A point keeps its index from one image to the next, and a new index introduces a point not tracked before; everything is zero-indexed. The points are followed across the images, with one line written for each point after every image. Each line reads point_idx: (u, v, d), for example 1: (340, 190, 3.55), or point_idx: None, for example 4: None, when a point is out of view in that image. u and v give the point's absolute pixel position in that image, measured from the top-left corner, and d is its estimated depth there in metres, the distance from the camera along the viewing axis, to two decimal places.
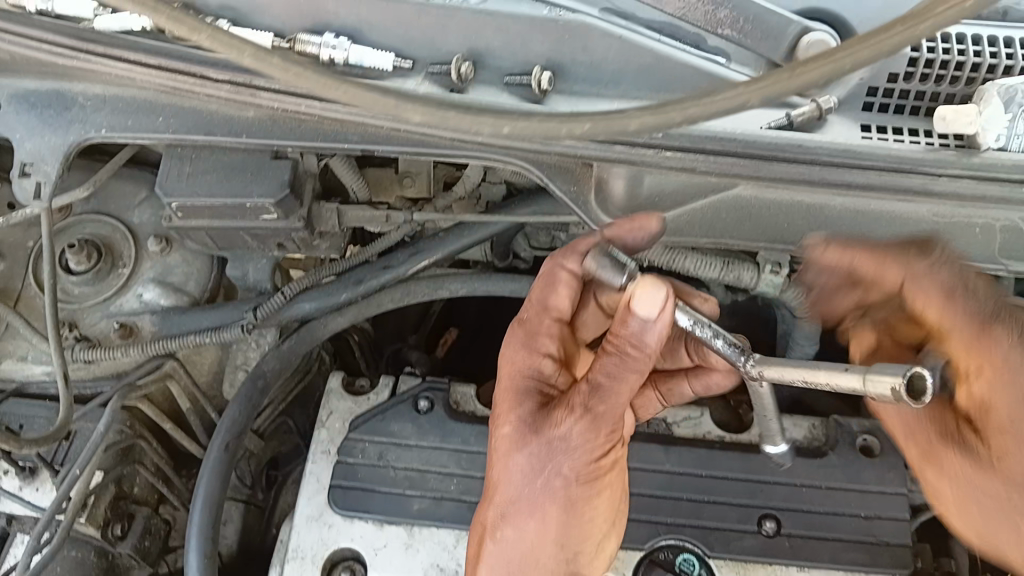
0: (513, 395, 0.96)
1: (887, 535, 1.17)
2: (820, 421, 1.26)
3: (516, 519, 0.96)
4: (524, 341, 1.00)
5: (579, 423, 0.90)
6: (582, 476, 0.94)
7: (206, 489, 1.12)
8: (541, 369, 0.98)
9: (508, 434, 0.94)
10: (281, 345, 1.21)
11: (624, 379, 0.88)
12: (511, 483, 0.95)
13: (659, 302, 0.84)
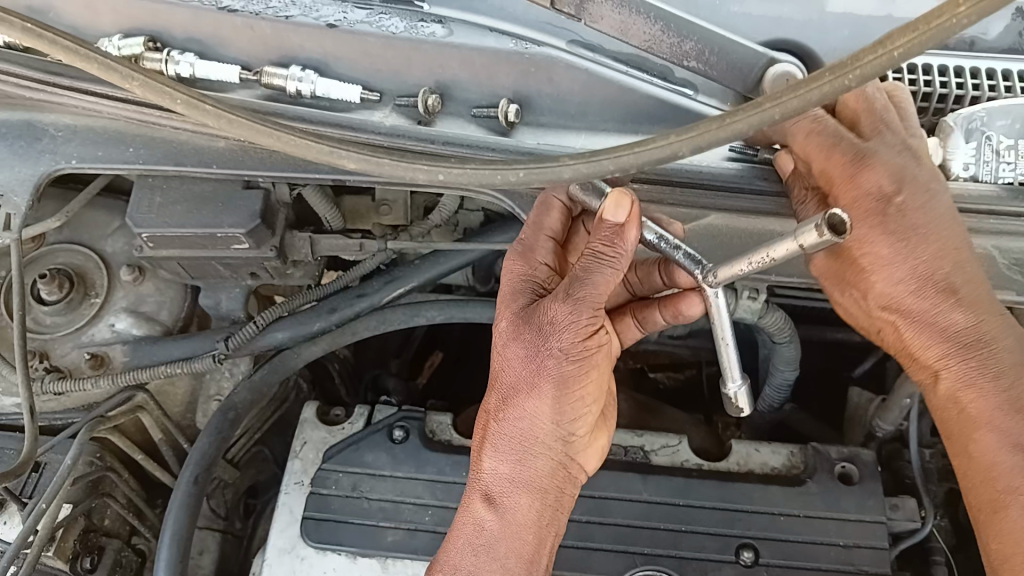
0: (509, 302, 0.97)
1: (866, 564, 1.16)
2: (799, 448, 1.25)
3: (515, 403, 0.94)
4: (522, 257, 0.98)
5: (568, 306, 0.90)
6: (575, 359, 0.92)
7: (174, 521, 1.10)
8: (537, 275, 0.97)
9: (505, 326, 0.95)
10: (254, 375, 1.21)
11: (602, 266, 0.88)
12: (510, 370, 0.94)
13: (627, 204, 0.86)
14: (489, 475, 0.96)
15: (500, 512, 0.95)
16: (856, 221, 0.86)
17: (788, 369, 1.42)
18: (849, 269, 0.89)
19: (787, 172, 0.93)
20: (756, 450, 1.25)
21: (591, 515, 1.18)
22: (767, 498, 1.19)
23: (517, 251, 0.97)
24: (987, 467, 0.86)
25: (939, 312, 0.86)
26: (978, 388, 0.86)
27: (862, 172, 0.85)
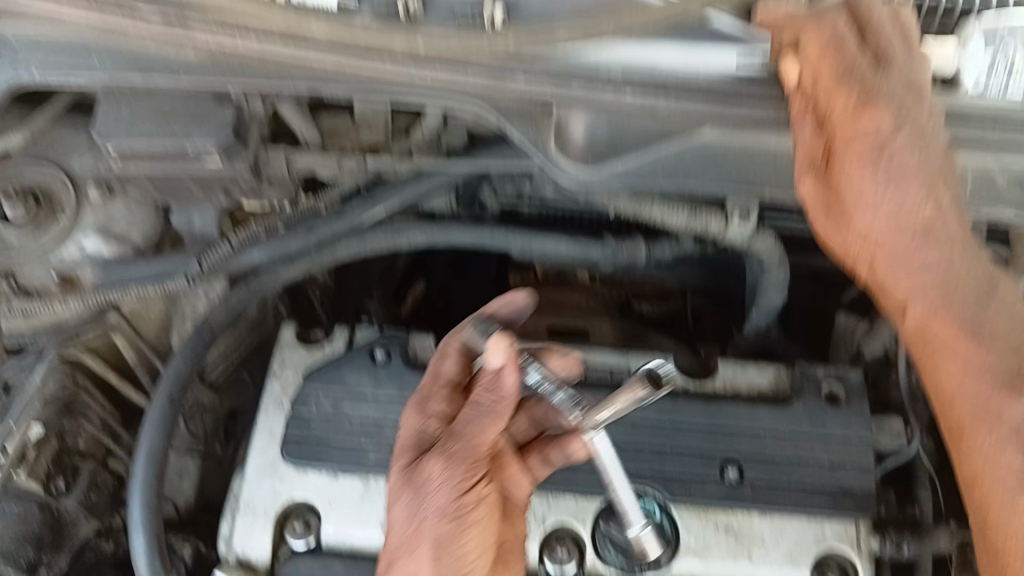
0: (400, 458, 0.99)
1: (853, 483, 1.15)
2: (785, 369, 1.24)
3: (398, 566, 0.93)
4: (415, 411, 1.02)
5: (444, 469, 0.93)
6: (450, 523, 0.93)
7: (149, 440, 1.10)
8: (428, 412, 1.01)
9: (393, 485, 0.98)
10: (230, 297, 1.19)
11: (477, 421, 0.95)
12: (396, 515, 0.95)
13: (505, 346, 0.95)
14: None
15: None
16: (852, 160, 0.83)
17: (775, 293, 1.40)
18: (834, 205, 0.86)
19: (792, 83, 0.84)
20: (741, 370, 1.24)
21: None
22: (751, 416, 1.19)
23: (415, 408, 1.02)
24: (950, 394, 0.87)
25: (915, 250, 0.84)
26: (943, 319, 0.85)
27: (867, 107, 0.81)
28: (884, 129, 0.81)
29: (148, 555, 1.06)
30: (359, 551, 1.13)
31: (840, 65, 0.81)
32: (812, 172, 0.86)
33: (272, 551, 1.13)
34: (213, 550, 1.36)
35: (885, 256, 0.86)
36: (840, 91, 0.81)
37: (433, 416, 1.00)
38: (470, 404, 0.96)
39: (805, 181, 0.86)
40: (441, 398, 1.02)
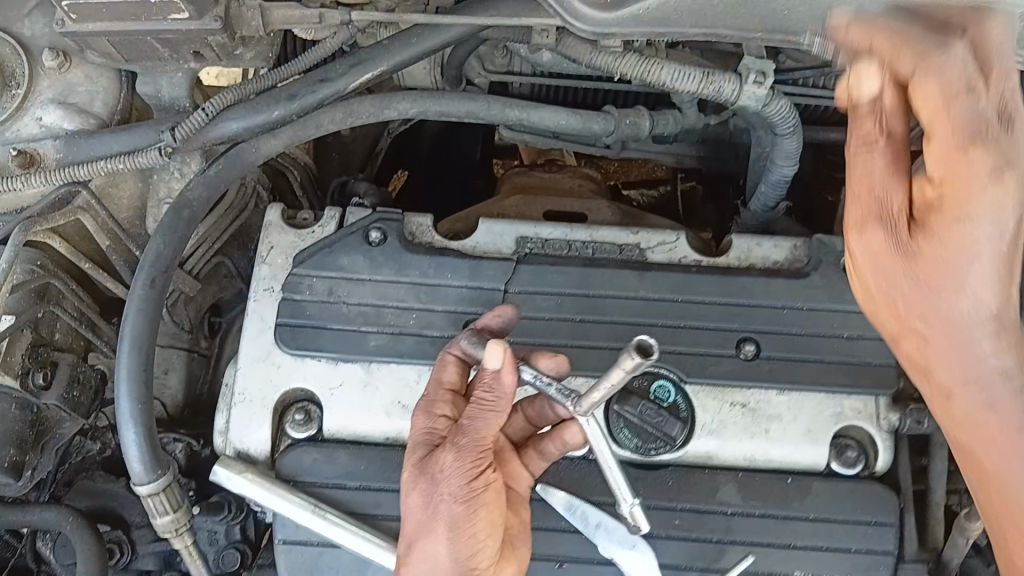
0: (410, 452, 0.92)
1: (870, 355, 1.12)
2: (803, 241, 1.18)
3: (418, 550, 0.88)
4: (421, 409, 0.94)
5: (455, 456, 0.87)
6: (466, 505, 0.87)
7: (133, 328, 1.01)
8: (431, 411, 0.93)
9: (406, 472, 0.91)
10: (208, 171, 1.08)
11: (483, 418, 0.88)
12: (410, 503, 0.90)
13: (504, 351, 0.87)
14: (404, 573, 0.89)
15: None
16: (958, 248, 0.67)
17: (789, 164, 1.32)
18: (904, 251, 0.70)
19: (869, 86, 0.67)
20: (758, 244, 1.18)
21: (586, 315, 1.11)
22: (768, 291, 1.13)
23: (421, 406, 0.94)
24: (1001, 486, 0.75)
25: (982, 340, 0.71)
26: (1000, 398, 0.72)
27: (977, 123, 0.63)
28: (997, 200, 0.65)
29: (141, 449, 0.99)
30: (362, 440, 1.10)
31: (963, 103, 0.63)
32: (883, 222, 0.70)
33: (271, 442, 1.09)
34: (205, 445, 1.31)
35: (969, 343, 0.71)
36: (974, 157, 0.64)
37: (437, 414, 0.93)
38: (473, 401, 0.89)
39: (876, 235, 0.71)
40: (443, 394, 0.94)
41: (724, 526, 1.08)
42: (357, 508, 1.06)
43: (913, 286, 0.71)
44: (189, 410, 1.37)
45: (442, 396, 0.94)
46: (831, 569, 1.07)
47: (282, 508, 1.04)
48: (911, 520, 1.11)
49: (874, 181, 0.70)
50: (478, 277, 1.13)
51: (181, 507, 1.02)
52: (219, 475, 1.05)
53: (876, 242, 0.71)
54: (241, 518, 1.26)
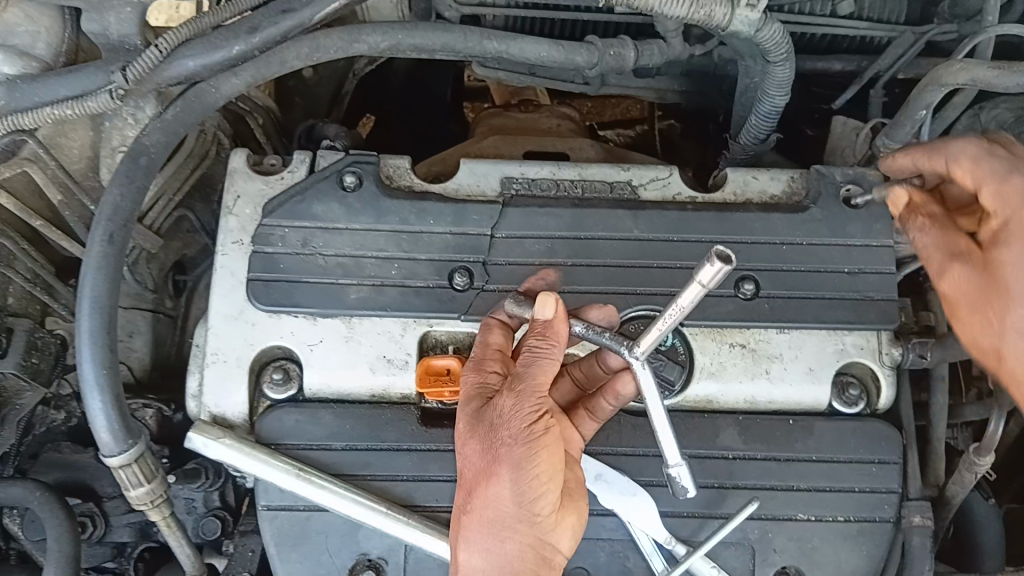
0: (464, 406, 0.91)
1: (872, 290, 1.08)
2: (800, 173, 1.14)
3: (479, 499, 0.87)
4: (472, 366, 0.93)
5: (514, 401, 0.87)
6: (527, 448, 0.85)
7: (93, 289, 0.93)
8: (483, 366, 0.92)
9: (461, 428, 0.90)
10: (164, 114, 1.00)
11: (539, 365, 0.88)
12: (469, 454, 0.88)
13: (554, 301, 0.88)
14: (467, 524, 0.88)
15: (475, 548, 0.87)
16: (1015, 254, 0.82)
17: (779, 94, 1.27)
18: (992, 281, 0.84)
19: (903, 204, 0.94)
20: (754, 178, 1.13)
21: (577, 259, 1.06)
22: (767, 227, 1.08)
23: (472, 364, 0.93)
24: None
25: None
26: None
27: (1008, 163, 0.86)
28: None
29: (109, 418, 0.92)
30: (346, 398, 1.04)
31: (992, 160, 0.87)
32: (960, 261, 0.86)
33: (249, 405, 1.03)
34: (177, 410, 1.25)
35: None
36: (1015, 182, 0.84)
37: (489, 370, 0.91)
38: (527, 349, 0.89)
39: (954, 272, 0.86)
40: (493, 353, 0.93)
41: (727, 472, 1.04)
42: (344, 469, 1.01)
43: (993, 300, 0.84)
44: (159, 373, 1.31)
45: (493, 354, 0.93)
46: (836, 510, 1.04)
47: (264, 474, 0.98)
48: (915, 457, 1.07)
49: (957, 236, 0.88)
50: (463, 222, 1.07)
51: (156, 478, 0.95)
52: (195, 441, 0.98)
53: (960, 277, 0.86)
54: (220, 484, 1.20)
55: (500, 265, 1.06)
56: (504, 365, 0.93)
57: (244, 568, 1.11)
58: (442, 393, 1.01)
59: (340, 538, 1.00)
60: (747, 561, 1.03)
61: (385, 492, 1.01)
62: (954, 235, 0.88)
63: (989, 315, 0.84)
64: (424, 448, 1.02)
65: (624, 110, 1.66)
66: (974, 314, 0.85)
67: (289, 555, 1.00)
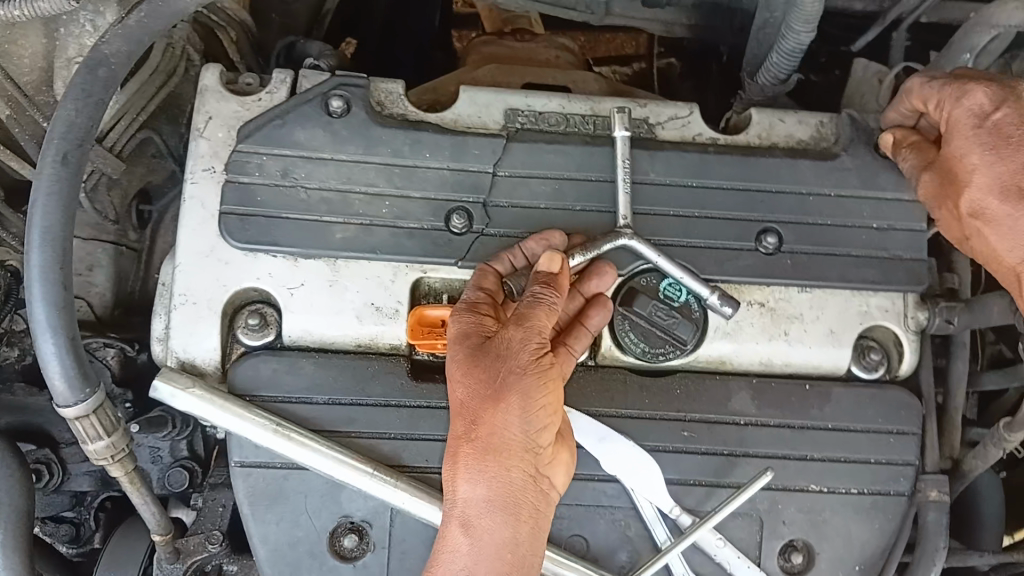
0: (455, 344, 0.82)
1: (900, 249, 1.01)
2: (829, 117, 1.05)
3: (483, 428, 0.78)
4: (462, 304, 0.83)
5: (523, 333, 0.79)
6: (539, 376, 0.78)
7: (43, 217, 0.81)
8: (476, 303, 0.83)
9: (452, 365, 0.81)
10: (126, 19, 0.87)
11: (546, 300, 0.81)
12: (468, 387, 0.80)
13: (560, 258, 0.83)
14: (466, 455, 0.79)
15: (477, 479, 0.79)
16: (957, 147, 0.91)
17: (805, 31, 1.14)
18: (947, 182, 0.93)
19: (886, 143, 1.00)
20: (780, 121, 1.04)
21: (587, 203, 0.97)
22: (794, 176, 1.00)
23: (462, 303, 0.83)
24: None
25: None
26: None
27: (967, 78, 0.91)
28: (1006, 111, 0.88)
29: (64, 364, 0.81)
30: (329, 347, 0.95)
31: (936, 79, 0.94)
32: (927, 171, 0.96)
33: (221, 352, 0.94)
34: (141, 351, 1.16)
35: (992, 224, 0.89)
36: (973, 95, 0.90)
37: (483, 306, 0.83)
38: (532, 294, 0.81)
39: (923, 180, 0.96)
40: (486, 291, 0.85)
41: (737, 438, 0.97)
42: (324, 425, 0.92)
43: (944, 198, 0.94)
44: (121, 311, 1.20)
45: (486, 293, 0.84)
46: (850, 482, 0.98)
47: (238, 428, 0.89)
48: (934, 429, 1.02)
49: (917, 151, 0.97)
50: (462, 157, 0.97)
51: (117, 431, 0.85)
52: (161, 391, 0.89)
53: (929, 185, 0.96)
54: (188, 433, 1.12)
55: (501, 206, 0.96)
56: (496, 309, 0.84)
57: (214, 523, 1.02)
58: (435, 344, 0.93)
59: (320, 498, 0.93)
60: (754, 533, 0.97)
61: (370, 451, 0.92)
62: (914, 149, 0.98)
63: (951, 207, 0.94)
64: (415, 406, 0.94)
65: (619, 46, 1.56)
66: (982, 223, 0.90)
67: (263, 516, 0.92)
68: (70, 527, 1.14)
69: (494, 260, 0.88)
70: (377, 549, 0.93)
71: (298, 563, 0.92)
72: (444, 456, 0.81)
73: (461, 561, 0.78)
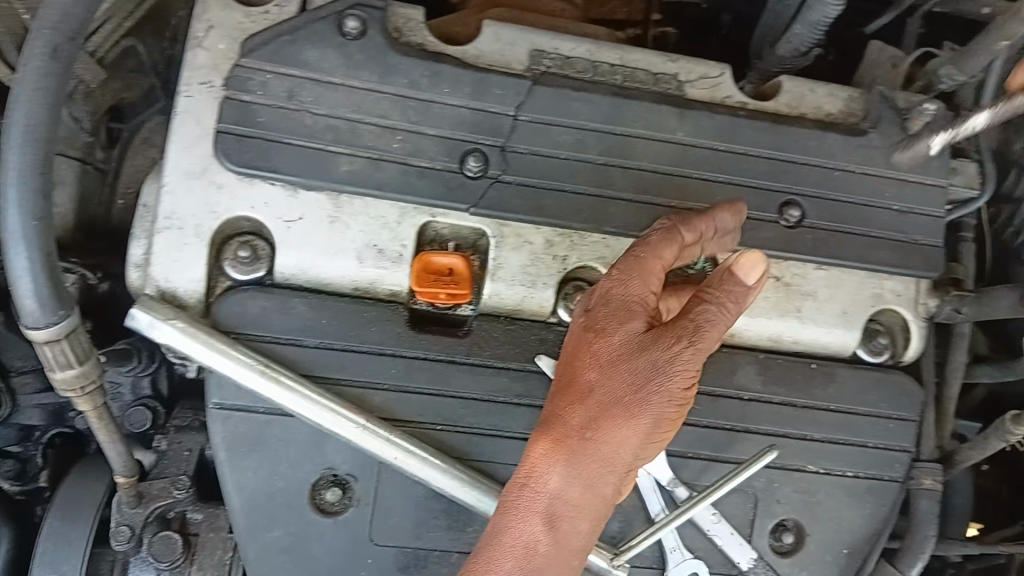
0: (617, 322, 0.73)
1: (919, 234, 0.99)
2: (859, 92, 1.02)
3: (606, 424, 0.70)
4: (634, 261, 0.76)
5: (693, 351, 0.71)
6: (677, 405, 0.71)
7: (23, 115, 0.72)
8: (652, 272, 0.76)
9: (611, 348, 0.72)
10: None
11: (729, 311, 0.73)
12: (614, 383, 0.71)
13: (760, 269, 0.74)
14: (575, 446, 0.70)
15: (573, 475, 0.70)
16: None
17: (836, 4, 1.02)
18: None
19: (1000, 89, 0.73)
20: (810, 91, 1.01)
21: (611, 157, 0.92)
22: (822, 149, 0.97)
23: (636, 264, 0.76)
24: None
25: None
26: None
27: None
28: None
29: (36, 280, 0.73)
30: (325, 288, 0.88)
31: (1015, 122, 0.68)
32: None
33: (206, 283, 0.86)
34: (102, 280, 1.07)
35: None
36: None
37: (657, 279, 0.76)
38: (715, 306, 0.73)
39: None
40: (666, 262, 0.77)
41: (741, 414, 0.94)
42: (315, 370, 0.86)
43: None
44: (83, 234, 1.10)
45: (664, 262, 0.77)
46: (847, 465, 0.97)
47: (219, 368, 0.82)
48: (931, 416, 1.02)
49: None
50: (483, 96, 0.90)
51: (89, 360, 0.77)
52: (140, 321, 0.81)
53: None
54: (153, 369, 1.05)
55: (521, 153, 0.90)
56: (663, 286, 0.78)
57: (179, 468, 0.95)
58: (437, 296, 0.88)
59: (304, 447, 0.87)
60: (747, 512, 0.95)
61: (361, 402, 0.87)
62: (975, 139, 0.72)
63: None
64: (411, 357, 0.88)
65: (613, 8, 1.28)
66: None
67: (241, 462, 0.85)
68: (15, 462, 1.02)
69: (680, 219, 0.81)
70: (360, 504, 0.88)
71: (275, 514, 0.86)
72: (543, 424, 0.73)
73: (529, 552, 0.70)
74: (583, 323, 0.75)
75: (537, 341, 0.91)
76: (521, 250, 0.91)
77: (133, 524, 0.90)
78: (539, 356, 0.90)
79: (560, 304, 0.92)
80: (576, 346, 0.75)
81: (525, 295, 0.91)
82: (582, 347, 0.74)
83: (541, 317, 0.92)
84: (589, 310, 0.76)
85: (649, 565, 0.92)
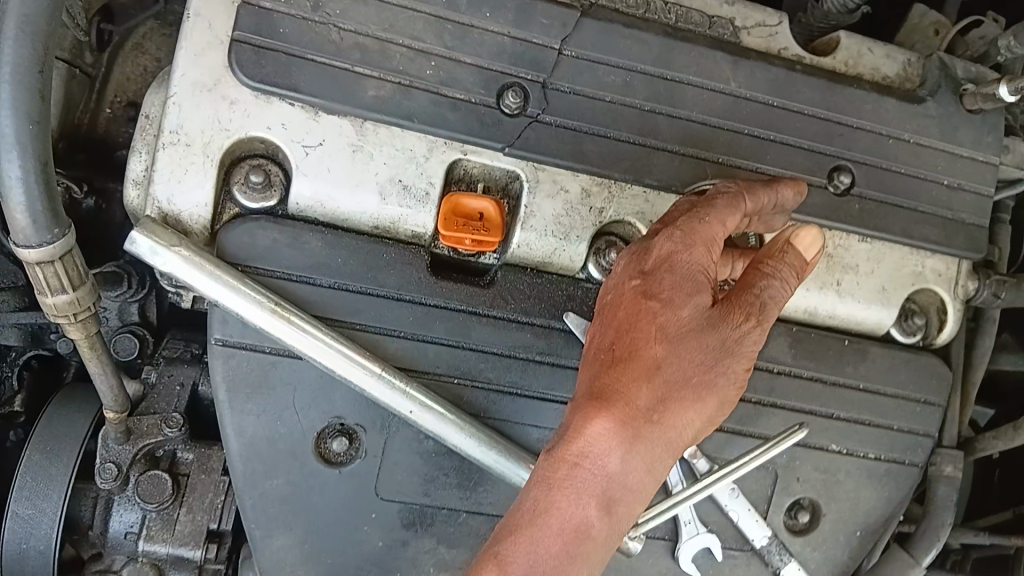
0: (684, 295, 0.66)
1: (966, 211, 0.94)
2: (918, 56, 0.96)
3: (672, 405, 0.65)
4: (699, 224, 0.69)
5: (759, 332, 0.67)
6: (737, 386, 0.68)
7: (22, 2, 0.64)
8: (717, 239, 0.69)
9: (679, 325, 0.66)
10: None
11: (790, 287, 0.69)
12: (683, 362, 0.65)
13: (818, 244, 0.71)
14: (642, 428, 0.65)
15: (635, 458, 0.65)
16: None
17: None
18: None
19: None
20: (869, 51, 0.94)
21: (657, 105, 0.85)
22: (877, 114, 0.91)
23: (701, 230, 0.68)
24: None
25: None
26: None
27: None
28: None
29: (30, 192, 0.65)
30: (341, 223, 0.81)
31: None
32: None
33: (213, 209, 0.78)
34: (88, 195, 0.99)
35: None
36: None
37: (719, 246, 0.70)
38: (781, 283, 0.69)
39: None
40: (728, 229, 0.71)
41: (768, 387, 0.90)
42: (327, 311, 0.79)
43: None
44: (66, 144, 1.01)
45: (726, 229, 0.71)
46: (869, 446, 0.93)
47: (226, 301, 0.74)
48: (955, 402, 0.99)
49: None
50: (527, 25, 0.83)
51: (84, 286, 0.70)
52: (140, 246, 0.73)
53: None
54: (143, 295, 0.97)
55: (562, 92, 0.83)
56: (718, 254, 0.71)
57: (170, 405, 0.89)
58: (462, 241, 0.81)
59: (310, 393, 0.81)
60: (766, 487, 0.91)
61: (373, 348, 0.80)
62: None
63: None
64: (430, 304, 0.82)
65: None
66: None
67: (241, 406, 0.79)
68: None
69: (734, 181, 0.74)
70: (366, 456, 0.82)
71: (276, 462, 0.80)
72: (599, 401, 0.65)
73: (582, 538, 0.64)
74: (639, 288, 0.67)
75: (563, 297, 0.85)
76: (556, 198, 0.84)
77: (120, 461, 0.84)
78: (566, 313, 0.85)
79: (591, 260, 0.86)
80: (632, 314, 0.67)
81: (556, 248, 0.85)
82: (641, 316, 0.66)
83: (569, 272, 0.86)
84: (645, 273, 0.68)
85: (661, 536, 0.89)
